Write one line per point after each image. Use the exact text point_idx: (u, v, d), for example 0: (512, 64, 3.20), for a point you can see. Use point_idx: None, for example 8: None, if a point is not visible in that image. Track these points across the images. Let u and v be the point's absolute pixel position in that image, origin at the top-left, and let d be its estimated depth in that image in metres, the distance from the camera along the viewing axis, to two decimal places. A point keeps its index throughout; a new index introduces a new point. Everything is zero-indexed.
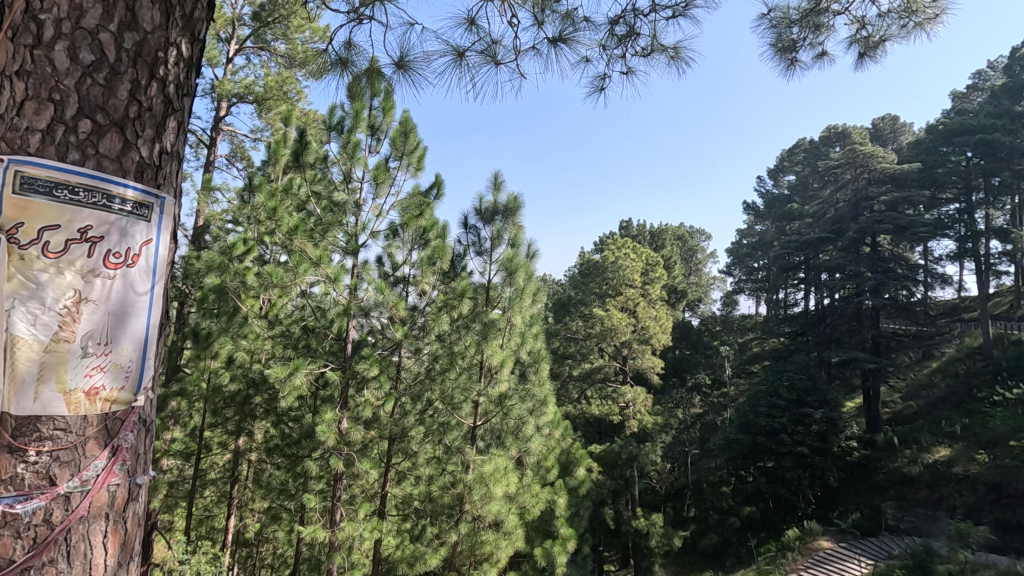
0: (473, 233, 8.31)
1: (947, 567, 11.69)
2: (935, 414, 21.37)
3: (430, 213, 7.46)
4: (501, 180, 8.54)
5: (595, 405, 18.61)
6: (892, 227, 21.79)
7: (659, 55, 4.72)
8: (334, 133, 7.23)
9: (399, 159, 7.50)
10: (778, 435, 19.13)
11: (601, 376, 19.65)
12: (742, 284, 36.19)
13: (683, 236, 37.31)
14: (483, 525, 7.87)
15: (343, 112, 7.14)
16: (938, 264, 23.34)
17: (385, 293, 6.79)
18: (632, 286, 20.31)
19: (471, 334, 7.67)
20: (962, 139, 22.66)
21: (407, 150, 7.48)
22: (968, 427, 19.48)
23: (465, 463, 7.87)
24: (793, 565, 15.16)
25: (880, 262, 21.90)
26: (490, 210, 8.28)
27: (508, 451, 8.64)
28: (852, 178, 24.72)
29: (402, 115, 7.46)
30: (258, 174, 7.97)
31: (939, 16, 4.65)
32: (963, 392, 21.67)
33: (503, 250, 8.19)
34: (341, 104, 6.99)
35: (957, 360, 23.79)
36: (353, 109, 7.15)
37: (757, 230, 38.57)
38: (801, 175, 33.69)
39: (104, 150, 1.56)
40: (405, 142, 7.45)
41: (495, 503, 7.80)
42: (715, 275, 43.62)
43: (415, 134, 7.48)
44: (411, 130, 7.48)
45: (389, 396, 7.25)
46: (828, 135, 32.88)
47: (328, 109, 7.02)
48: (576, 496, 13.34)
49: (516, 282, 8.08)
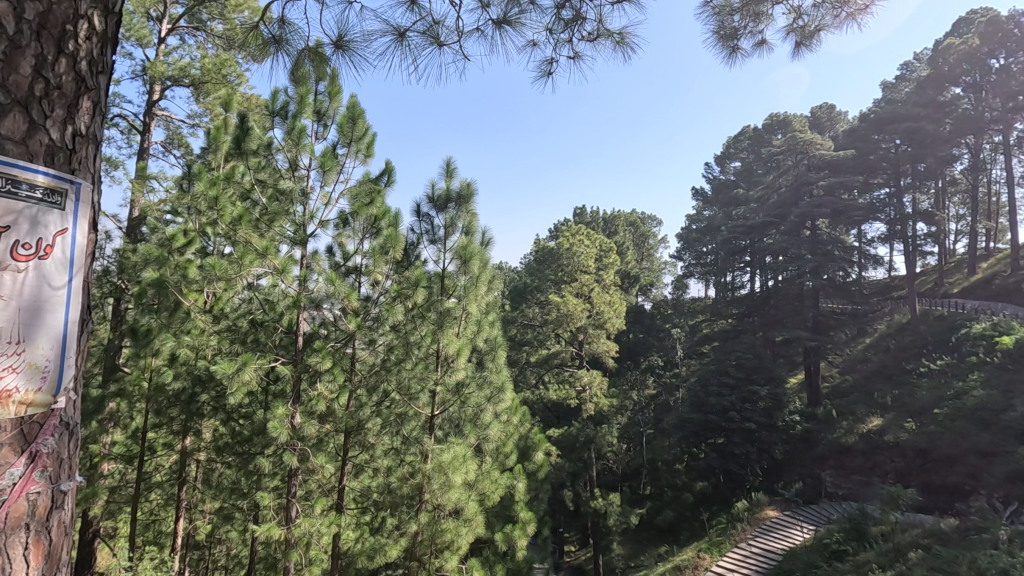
0: (426, 222, 8.21)
1: (880, 528, 12.54)
2: (868, 387, 22.79)
3: (381, 200, 7.31)
4: (454, 166, 8.45)
5: (552, 389, 18.83)
6: (830, 211, 22.90)
7: (605, 40, 4.76)
8: (278, 118, 6.96)
9: (347, 146, 7.28)
10: (728, 412, 19.93)
11: (558, 361, 19.89)
12: (692, 268, 37.39)
13: (635, 222, 38.10)
14: (442, 514, 7.88)
15: (287, 97, 6.86)
16: (871, 246, 24.75)
17: (336, 284, 6.62)
18: (586, 272, 20.54)
19: (426, 324, 7.58)
20: (892, 128, 23.96)
21: (356, 136, 7.27)
22: (898, 397, 20.90)
23: (424, 453, 7.82)
24: (742, 535, 15.82)
25: (820, 245, 22.97)
26: (443, 197, 8.20)
27: (467, 439, 8.58)
28: (794, 164, 25.73)
29: (350, 100, 7.25)
30: (198, 161, 7.58)
31: (868, 7, 4.87)
32: (894, 365, 23.17)
33: (458, 239, 8.15)
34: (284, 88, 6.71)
35: (888, 336, 25.39)
36: (297, 93, 6.87)
37: (705, 215, 39.83)
38: (745, 163, 34.81)
39: (5, 131, 1.52)
40: (353, 128, 7.24)
41: (454, 491, 7.72)
42: (666, 260, 44.84)
43: (364, 119, 7.29)
44: (359, 115, 7.28)
45: (343, 389, 7.12)
46: (770, 123, 34.14)
47: (269, 94, 6.74)
48: (536, 479, 13.59)
49: (471, 270, 8.02)
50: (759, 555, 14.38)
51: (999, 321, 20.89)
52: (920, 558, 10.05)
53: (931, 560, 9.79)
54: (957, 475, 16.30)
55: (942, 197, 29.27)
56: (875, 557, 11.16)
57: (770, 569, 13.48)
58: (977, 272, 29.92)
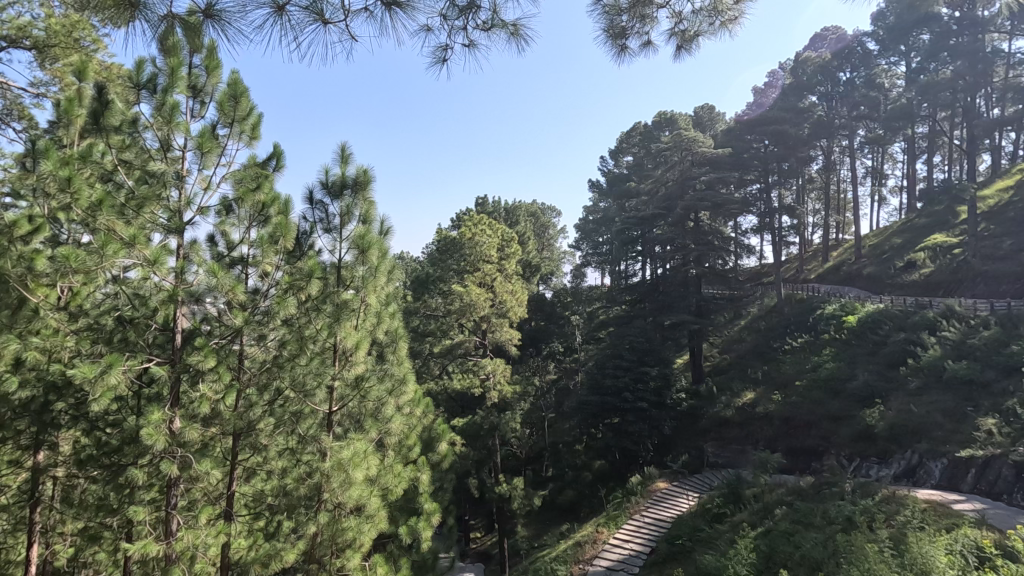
0: (320, 210, 7.80)
1: (752, 490, 14.01)
2: (742, 364, 25.25)
3: (269, 185, 6.82)
4: (349, 152, 8.09)
5: (456, 379, 18.81)
6: (710, 204, 24.85)
7: (500, 31, 4.78)
8: (144, 91, 6.18)
9: (228, 127, 6.69)
10: (622, 393, 21.14)
11: (462, 351, 19.87)
12: (589, 258, 39.08)
13: (536, 212, 38.94)
14: (344, 512, 7.64)
15: (154, 68, 6.15)
16: (745, 236, 27.30)
17: (219, 276, 6.08)
18: (489, 261, 20.60)
19: (322, 317, 7.25)
20: (763, 129, 26.73)
21: (238, 116, 6.70)
22: (767, 372, 23.36)
23: (322, 451, 7.51)
24: (636, 507, 16.78)
25: (702, 236, 24.91)
26: (338, 184, 7.83)
27: (368, 434, 8.25)
28: (679, 160, 26.06)
29: (231, 76, 6.66)
30: (45, 137, 6.59)
31: (738, 17, 5.32)
32: (763, 344, 25.84)
33: (354, 228, 7.83)
34: (151, 58, 6.01)
35: (758, 318, 28.25)
36: (167, 65, 6.19)
37: (601, 206, 41.71)
38: (637, 157, 36.49)
39: None
40: (235, 107, 6.66)
41: (355, 488, 7.44)
42: (565, 250, 46.41)
43: (247, 98, 6.73)
44: (242, 93, 6.71)
45: (230, 388, 6.56)
46: (658, 121, 36.34)
47: (133, 62, 5.98)
48: (440, 470, 13.55)
49: (369, 260, 7.75)
50: (651, 524, 15.41)
51: (845, 302, 24.01)
52: (786, 513, 11.36)
53: (794, 514, 11.10)
54: (813, 438, 18.61)
55: (802, 194, 32.95)
56: (749, 516, 12.43)
57: (660, 536, 14.51)
58: (828, 261, 34.10)
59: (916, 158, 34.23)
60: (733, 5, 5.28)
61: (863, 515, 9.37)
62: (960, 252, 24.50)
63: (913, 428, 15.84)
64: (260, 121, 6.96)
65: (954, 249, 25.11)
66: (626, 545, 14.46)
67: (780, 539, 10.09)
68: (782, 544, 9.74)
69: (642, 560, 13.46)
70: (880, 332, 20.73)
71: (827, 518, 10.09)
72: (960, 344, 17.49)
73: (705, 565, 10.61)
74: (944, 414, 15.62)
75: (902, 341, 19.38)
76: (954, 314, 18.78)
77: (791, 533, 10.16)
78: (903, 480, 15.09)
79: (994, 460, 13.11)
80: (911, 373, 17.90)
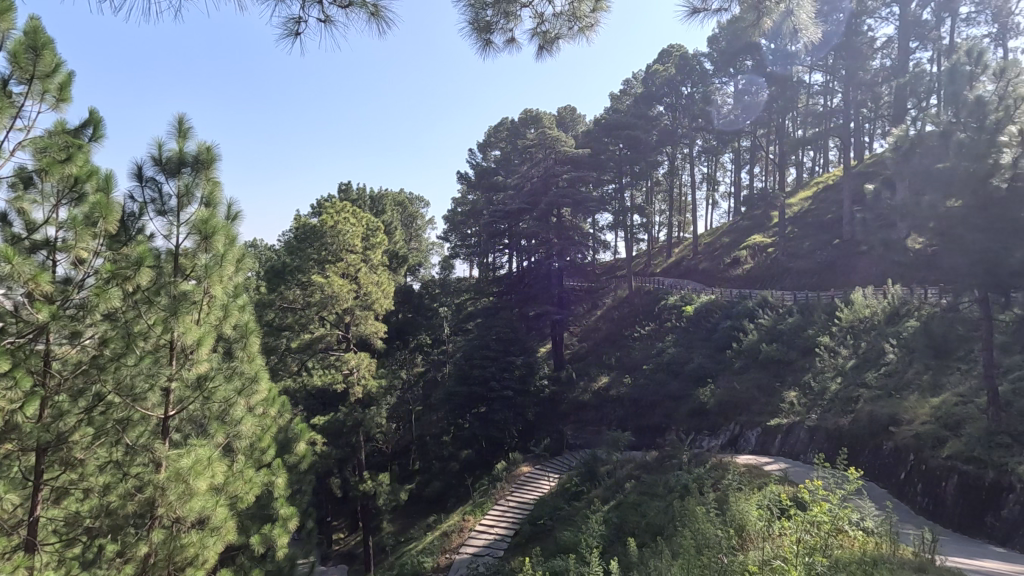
0: (152, 189, 6.87)
1: (606, 467, 15.18)
2: (598, 351, 27.20)
3: (83, 158, 5.87)
4: (188, 125, 7.22)
5: (317, 375, 17.81)
6: (571, 201, 26.26)
7: (359, 9, 4.58)
8: None
9: (26, 84, 5.61)
10: (489, 383, 21.61)
11: (323, 345, 18.83)
12: (457, 250, 39.33)
13: (404, 202, 38.11)
14: (183, 527, 6.93)
15: None
16: (602, 232, 29.32)
17: (15, 263, 5.03)
18: (353, 251, 19.71)
19: (155, 311, 6.40)
20: (618, 133, 28.86)
21: (40, 73, 5.66)
22: (620, 358, 25.44)
23: (156, 461, 6.72)
24: (501, 492, 17.33)
25: (564, 231, 26.22)
26: (175, 160, 6.97)
27: (212, 439, 7.52)
28: (543, 158, 27.66)
29: (28, 23, 5.57)
30: None
31: (594, 25, 5.69)
32: (617, 332, 28.04)
33: (195, 211, 7.01)
34: None
35: (613, 308, 30.58)
36: None
37: (469, 198, 42.10)
38: (504, 152, 37.20)
39: None
40: (35, 62, 5.60)
41: (198, 498, 6.78)
42: (433, 241, 46.12)
43: (52, 52, 5.70)
44: (44, 46, 5.66)
45: (33, 396, 5.49)
46: (524, 117, 37.49)
47: None
48: (298, 471, 12.78)
49: (214, 247, 6.98)
50: (516, 507, 15.98)
51: (685, 294, 26.94)
52: (634, 486, 12.49)
53: (641, 486, 12.24)
54: (657, 415, 20.67)
55: (650, 195, 36.21)
56: (603, 491, 13.45)
57: (524, 518, 15.12)
58: (672, 256, 37.94)
59: (741, 168, 39.36)
60: (590, 13, 5.63)
61: (695, 481, 10.63)
62: (772, 251, 28.73)
63: (736, 403, 18.30)
64: (71, 81, 5.94)
65: (768, 248, 29.36)
66: (491, 530, 14.83)
67: (629, 510, 11.07)
68: (631, 514, 10.70)
69: (506, 543, 13.93)
70: (712, 320, 23.62)
71: (668, 487, 11.29)
72: (772, 329, 20.56)
73: (563, 541, 11.28)
74: (759, 389, 18.27)
75: (728, 327, 22.27)
76: (768, 304, 21.98)
77: (638, 503, 11.21)
78: (727, 448, 17.32)
79: (795, 426, 15.58)
80: (735, 356, 20.66)
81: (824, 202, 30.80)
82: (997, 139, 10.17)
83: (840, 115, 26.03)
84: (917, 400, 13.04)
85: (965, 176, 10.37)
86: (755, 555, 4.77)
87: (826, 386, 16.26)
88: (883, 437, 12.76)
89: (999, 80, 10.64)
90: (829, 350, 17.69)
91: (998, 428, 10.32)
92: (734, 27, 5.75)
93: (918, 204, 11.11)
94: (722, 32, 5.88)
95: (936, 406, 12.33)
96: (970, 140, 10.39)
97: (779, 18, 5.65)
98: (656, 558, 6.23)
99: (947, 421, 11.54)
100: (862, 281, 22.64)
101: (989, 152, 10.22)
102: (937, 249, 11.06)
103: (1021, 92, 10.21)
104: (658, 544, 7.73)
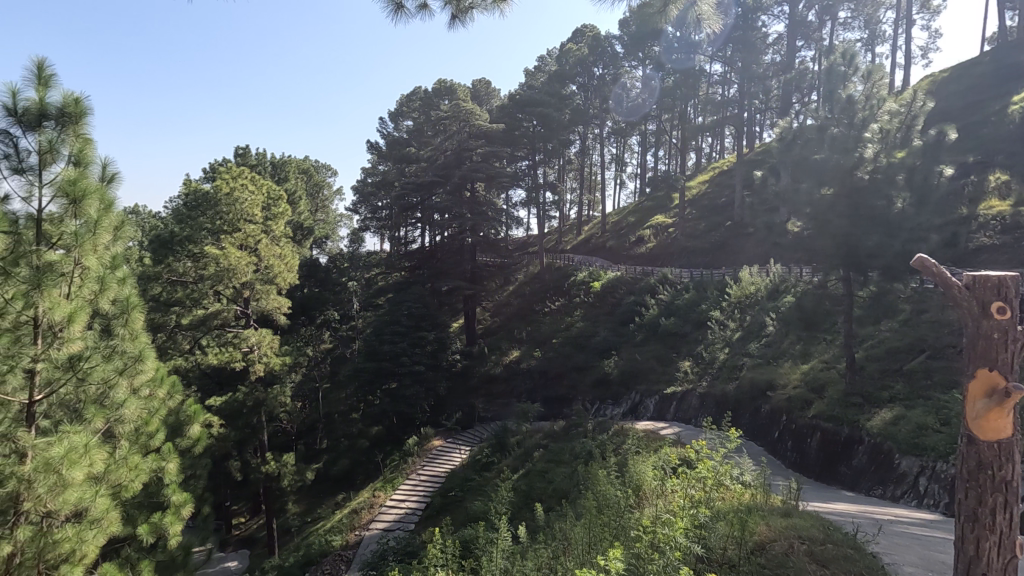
0: (6, 143, 6.18)
1: (515, 438, 15.69)
2: (509, 326, 27.66)
3: (88, 185, 6.41)
4: (49, 71, 6.47)
5: (212, 353, 16.16)
6: (484, 176, 25.97)
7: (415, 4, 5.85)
8: (22, 121, 6.26)
9: (61, 134, 6.49)
10: (399, 358, 21.28)
11: (219, 321, 17.10)
12: (368, 222, 38.09)
13: (308, 170, 35.82)
14: (58, 521, 6.61)
15: (32, 99, 6.29)
16: (515, 209, 29.41)
17: None
18: (252, 221, 17.57)
19: (13, 285, 5.97)
20: (531, 110, 29.16)
21: (78, 132, 6.60)
22: (531, 332, 26.16)
23: (20, 451, 6.26)
24: (412, 467, 17.28)
25: (477, 206, 26.11)
26: (38, 112, 6.31)
27: (89, 424, 6.98)
28: (457, 130, 26.93)
29: (68, 96, 6.52)
30: None
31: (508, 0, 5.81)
32: (528, 307, 28.64)
33: (60, 170, 6.42)
34: (33, 91, 6.17)
35: (525, 284, 31.12)
36: (41, 97, 6.33)
37: (381, 169, 40.66)
38: (416, 122, 36.16)
39: None
40: (72, 132, 6.56)
41: (73, 489, 6.43)
42: (342, 213, 44.04)
43: (84, 122, 6.67)
44: (78, 117, 6.61)
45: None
46: (438, 88, 36.51)
47: (14, 95, 6.08)
48: (191, 455, 12.25)
49: (85, 213, 6.45)
50: (427, 481, 15.99)
51: (593, 270, 28.10)
52: (543, 454, 13.00)
53: (548, 454, 12.75)
54: (564, 386, 21.47)
55: (563, 173, 37.08)
56: (512, 461, 13.83)
57: (435, 490, 15.25)
58: (582, 234, 39.19)
59: (647, 150, 41.22)
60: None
61: (599, 448, 11.18)
62: (673, 231, 30.56)
63: (636, 372, 19.54)
64: (80, 108, 6.62)
65: (669, 228, 31.35)
66: (401, 504, 14.77)
67: (537, 477, 11.54)
68: (538, 481, 11.19)
69: (418, 515, 14.03)
70: (617, 296, 25.02)
71: (573, 454, 11.89)
72: (670, 304, 22.06)
73: (474, 511, 11.42)
74: (657, 359, 19.62)
75: (632, 302, 23.66)
76: (668, 280, 23.49)
77: (546, 470, 11.72)
78: (628, 416, 18.36)
79: (688, 393, 16.85)
80: (637, 329, 22.12)
81: (719, 186, 33.20)
82: (862, 135, 11.49)
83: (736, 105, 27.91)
84: (790, 366, 14.76)
85: (834, 168, 11.64)
86: (648, 510, 5.19)
87: (715, 355, 17.83)
88: (761, 400, 14.20)
89: (867, 81, 11.94)
90: (719, 323, 19.33)
91: (853, 390, 11.92)
92: (642, 12, 5.84)
93: (796, 192, 12.33)
94: (630, 15, 5.98)
95: (804, 372, 13.97)
96: (841, 135, 11.59)
97: (682, 8, 5.88)
98: (560, 521, 6.56)
99: (811, 385, 13.07)
100: (748, 260, 24.85)
101: (855, 147, 11.52)
102: (810, 232, 12.35)
103: (882, 94, 11.59)
104: (562, 508, 8.11)
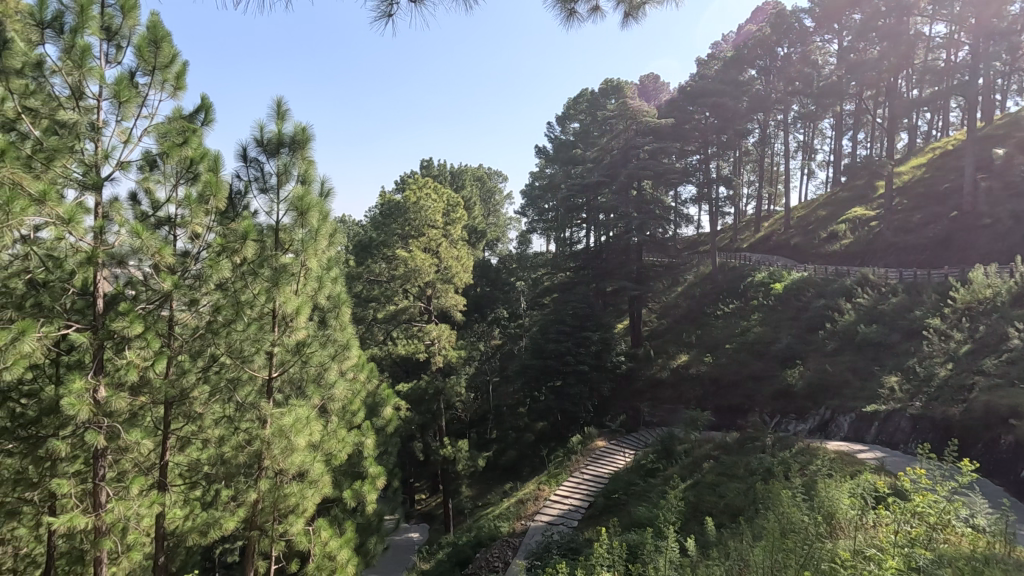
0: (255, 168, 7.67)
1: (682, 446, 14.98)
2: (677, 329, 26.44)
3: (310, 200, 7.68)
4: (285, 107, 7.86)
5: (401, 344, 18.10)
6: (652, 173, 25.14)
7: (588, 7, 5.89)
8: (265, 148, 7.68)
9: (290, 156, 7.80)
10: (564, 356, 21.64)
11: (407, 316, 19.08)
12: (536, 224, 39.38)
13: (482, 177, 38.25)
14: (285, 479, 7.97)
15: (271, 131, 7.66)
16: (685, 206, 28.01)
17: (143, 237, 6.12)
18: (434, 226, 19.31)
19: (260, 281, 7.36)
20: (704, 101, 27.59)
21: (303, 155, 7.91)
22: (701, 336, 24.70)
23: (261, 418, 7.61)
24: (575, 465, 17.47)
25: (644, 205, 25.38)
26: (275, 141, 7.69)
27: (309, 400, 8.34)
28: (623, 128, 25.91)
29: (298, 127, 7.86)
30: (201, 123, 7.62)
31: None
32: (698, 309, 27.09)
33: (292, 188, 7.76)
34: (273, 125, 7.53)
35: (695, 285, 29.49)
36: (278, 130, 7.70)
37: (547, 172, 41.80)
38: (583, 124, 36.45)
39: None
40: (300, 156, 7.87)
41: (297, 453, 7.71)
42: (511, 217, 46.18)
43: (307, 146, 7.95)
44: (303, 143, 7.91)
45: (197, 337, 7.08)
46: (605, 88, 36.32)
47: (261, 129, 7.51)
48: (384, 434, 13.88)
49: (309, 223, 7.74)
50: (591, 480, 16.09)
51: (774, 270, 25.57)
52: (713, 466, 12.22)
53: (719, 467, 11.94)
54: (738, 395, 19.89)
55: (739, 166, 34.35)
56: (680, 469, 13.23)
57: (599, 491, 15.24)
58: (761, 231, 35.85)
59: (843, 134, 36.24)
60: None
61: (781, 466, 10.15)
62: (876, 225, 26.43)
63: (826, 386, 17.32)
64: (305, 136, 7.92)
65: (871, 221, 27.20)
66: (565, 500, 15.07)
67: (706, 490, 10.90)
68: (707, 494, 10.55)
69: (581, 513, 14.14)
70: (803, 299, 22.43)
71: (749, 469, 10.95)
72: (872, 310, 19.12)
73: (639, 516, 11.19)
74: (853, 372, 17.16)
75: (822, 306, 21.00)
76: (869, 282, 20.40)
77: (717, 483, 11.01)
78: (817, 433, 16.40)
79: (895, 413, 14.46)
80: (828, 336, 19.58)
81: (941, 170, 27.87)
82: None
83: (967, 71, 23.14)
84: None
85: None
86: (845, 542, 4.56)
87: (933, 371, 14.99)
88: (1000, 430, 11.62)
89: None
90: (940, 333, 16.23)
91: None
92: None
93: None
94: None
95: None
96: None
97: None
98: (736, 539, 6.09)
99: None
100: (982, 258, 20.47)
101: None
102: None
103: None
104: (736, 526, 7.53)
